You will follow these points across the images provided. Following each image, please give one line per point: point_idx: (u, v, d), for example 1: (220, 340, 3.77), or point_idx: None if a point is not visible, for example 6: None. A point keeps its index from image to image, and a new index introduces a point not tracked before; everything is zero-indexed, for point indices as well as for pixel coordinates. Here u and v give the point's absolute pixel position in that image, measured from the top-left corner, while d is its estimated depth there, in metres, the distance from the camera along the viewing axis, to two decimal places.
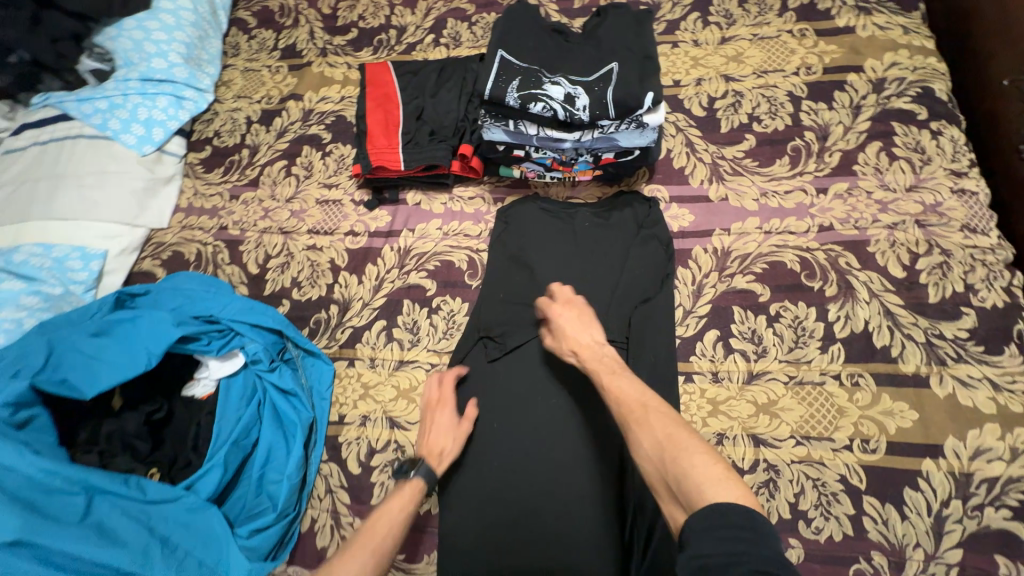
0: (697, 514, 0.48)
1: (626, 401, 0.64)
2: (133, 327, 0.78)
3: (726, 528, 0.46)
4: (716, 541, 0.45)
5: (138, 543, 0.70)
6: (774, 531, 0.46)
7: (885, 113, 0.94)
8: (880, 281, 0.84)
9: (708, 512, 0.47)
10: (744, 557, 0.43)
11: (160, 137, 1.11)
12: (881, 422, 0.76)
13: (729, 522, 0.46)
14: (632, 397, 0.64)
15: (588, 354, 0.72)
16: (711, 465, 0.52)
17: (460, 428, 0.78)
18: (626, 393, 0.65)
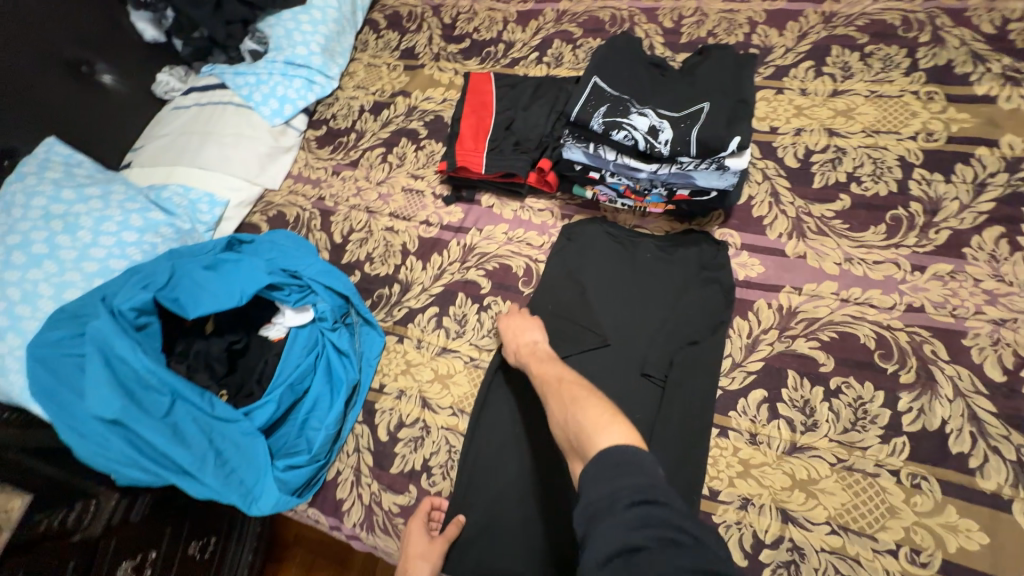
0: (590, 469, 0.58)
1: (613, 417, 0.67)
2: (235, 268, 0.91)
3: (612, 473, 0.56)
4: (604, 485, 0.56)
5: (198, 450, 0.82)
6: (649, 457, 0.57)
7: (1015, 196, 0.83)
8: (971, 380, 0.74)
9: (598, 463, 0.58)
10: (623, 494, 0.53)
11: (288, 113, 1.28)
12: (939, 536, 0.67)
13: (615, 466, 0.56)
14: (551, 376, 0.77)
15: (524, 350, 0.85)
16: (603, 414, 0.65)
17: (430, 549, 0.78)
18: (547, 372, 0.78)
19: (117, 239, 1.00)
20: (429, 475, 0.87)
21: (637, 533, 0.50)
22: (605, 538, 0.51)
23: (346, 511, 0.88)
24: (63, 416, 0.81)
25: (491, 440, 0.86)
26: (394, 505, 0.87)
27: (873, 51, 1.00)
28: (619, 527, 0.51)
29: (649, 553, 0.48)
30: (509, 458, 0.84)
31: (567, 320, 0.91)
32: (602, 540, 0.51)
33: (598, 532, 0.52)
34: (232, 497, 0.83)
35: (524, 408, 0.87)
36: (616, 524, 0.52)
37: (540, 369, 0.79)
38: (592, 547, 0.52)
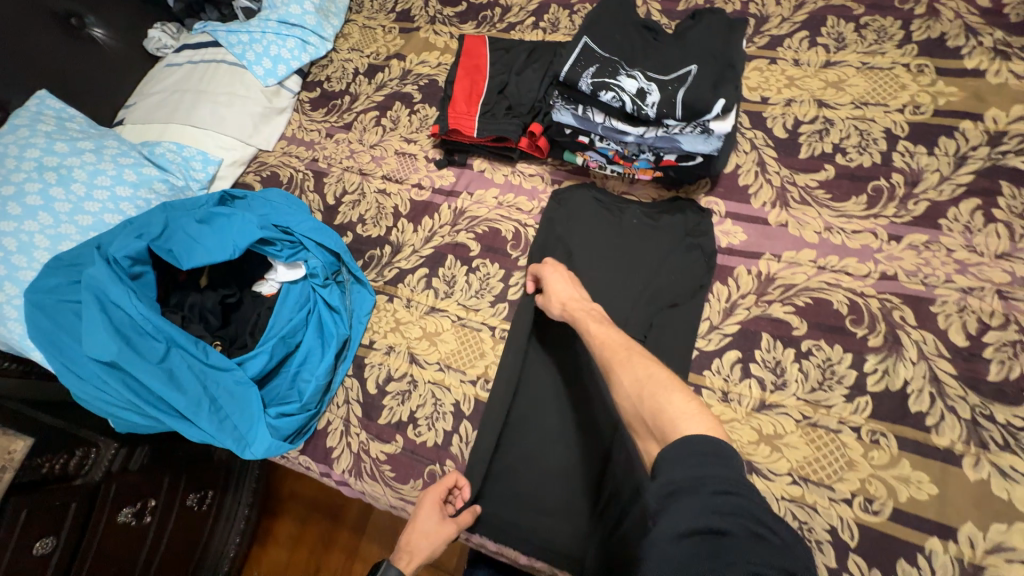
0: (671, 450, 0.56)
1: (620, 351, 0.73)
2: (227, 222, 0.93)
3: (694, 457, 0.54)
4: (685, 467, 0.54)
5: (193, 396, 0.85)
6: (736, 453, 0.55)
7: (994, 170, 0.85)
8: (936, 344, 0.77)
9: (682, 445, 0.55)
10: (709, 482, 0.51)
11: (282, 73, 1.27)
12: (892, 487, 0.71)
13: (697, 451, 0.54)
14: (615, 343, 0.75)
15: (574, 305, 0.83)
16: (687, 403, 0.62)
17: (439, 530, 0.79)
18: (610, 339, 0.76)
19: (111, 193, 1.01)
20: (415, 426, 0.91)
21: (722, 520, 0.49)
22: (681, 516, 0.50)
23: (336, 458, 0.92)
24: (64, 360, 0.85)
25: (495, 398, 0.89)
26: (382, 453, 0.91)
27: (869, 22, 1.00)
28: (703, 509, 0.50)
29: (732, 540, 0.47)
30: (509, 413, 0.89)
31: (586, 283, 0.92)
32: (678, 518, 0.50)
33: (676, 510, 0.51)
34: (226, 442, 0.87)
35: (557, 367, 0.91)
36: (697, 507, 0.50)
37: (599, 333, 0.77)
38: (664, 522, 0.51)
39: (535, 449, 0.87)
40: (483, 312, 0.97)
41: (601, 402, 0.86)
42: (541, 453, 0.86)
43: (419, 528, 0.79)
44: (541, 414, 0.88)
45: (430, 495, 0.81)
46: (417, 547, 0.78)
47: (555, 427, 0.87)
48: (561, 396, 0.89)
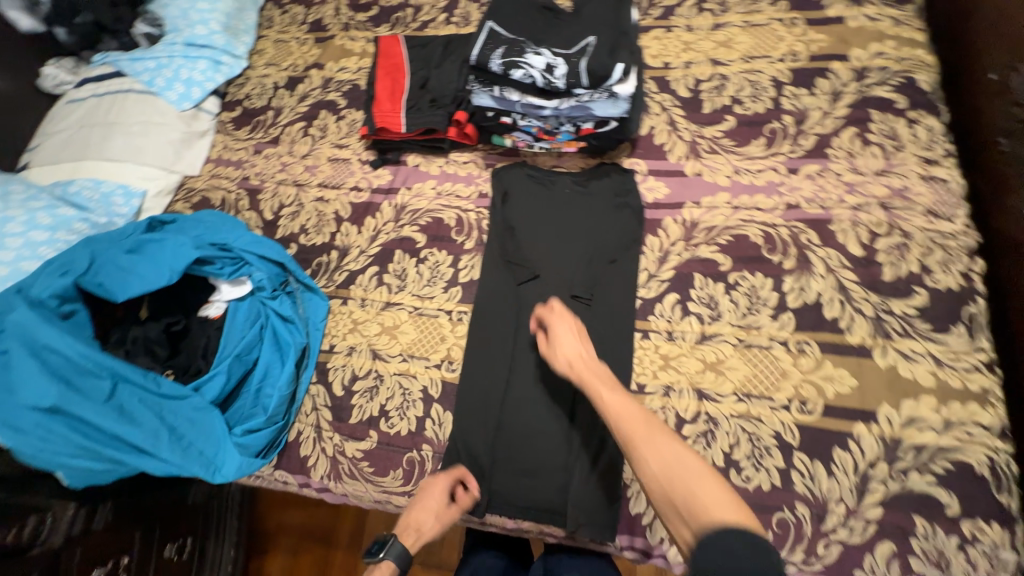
0: (706, 541, 0.56)
1: (633, 422, 0.70)
2: (160, 247, 0.91)
3: (728, 548, 0.54)
4: (721, 561, 0.54)
5: (150, 427, 0.84)
6: (771, 547, 0.54)
7: (865, 101, 0.97)
8: (838, 258, 0.87)
9: (715, 535, 0.56)
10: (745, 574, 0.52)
11: (197, 96, 1.24)
12: (820, 386, 0.80)
13: (733, 545, 0.55)
14: (631, 413, 0.72)
15: (580, 362, 0.80)
16: (718, 490, 0.61)
17: (444, 509, 0.84)
18: (623, 404, 0.73)
19: (25, 239, 0.95)
20: (387, 418, 0.92)
21: None
22: None
23: (312, 466, 0.92)
24: None
25: (471, 380, 0.92)
26: (358, 451, 0.91)
27: None
28: None
29: None
30: (483, 392, 0.91)
31: (543, 256, 0.97)
32: None
33: None
34: (194, 469, 0.85)
35: (528, 341, 0.93)
36: None
37: (612, 398, 0.74)
38: None
39: (517, 422, 0.88)
40: (437, 298, 1.00)
41: None
42: (525, 425, 0.88)
43: (424, 508, 0.84)
44: (521, 388, 0.90)
45: (441, 478, 0.85)
46: (422, 523, 0.83)
47: (535, 397, 0.89)
48: (537, 367, 0.91)
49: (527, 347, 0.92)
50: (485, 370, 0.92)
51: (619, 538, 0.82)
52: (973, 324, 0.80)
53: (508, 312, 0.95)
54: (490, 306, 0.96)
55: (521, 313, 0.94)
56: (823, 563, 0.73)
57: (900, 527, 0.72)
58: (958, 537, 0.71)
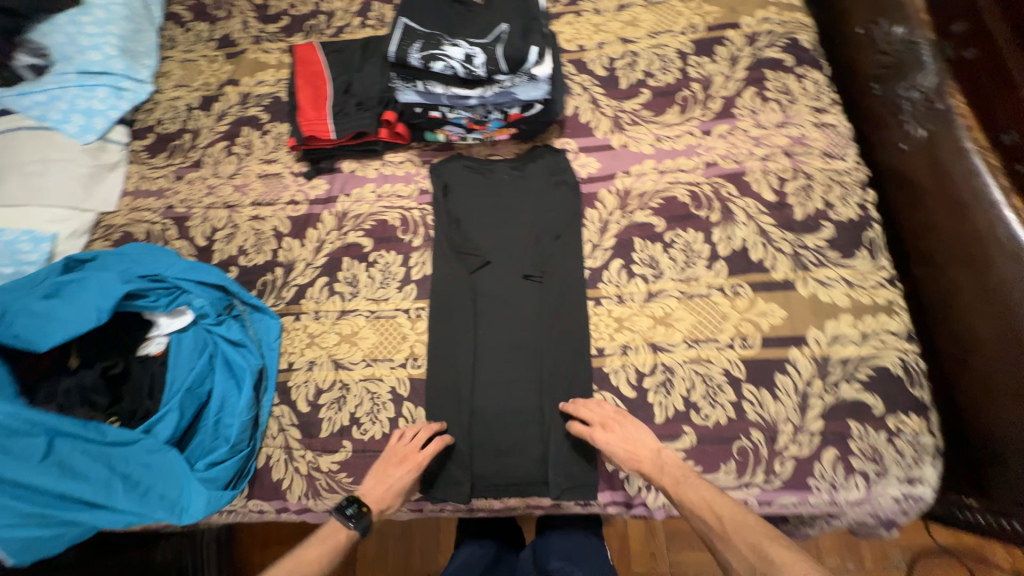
0: None
1: (709, 518, 0.72)
2: (81, 287, 0.85)
3: None
4: None
5: (99, 479, 0.80)
6: None
7: (759, 62, 1.06)
8: (756, 205, 0.96)
9: None
10: None
11: (101, 126, 1.16)
12: (756, 322, 0.88)
13: None
14: (706, 510, 0.73)
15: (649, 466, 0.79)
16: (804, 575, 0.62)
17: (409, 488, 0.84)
18: (696, 501, 0.74)
19: None
20: (359, 425, 0.91)
21: None
22: None
23: (288, 489, 0.89)
24: None
25: (438, 374, 0.93)
26: (333, 464, 0.89)
27: None
28: None
29: None
30: (452, 384, 0.92)
31: (492, 241, 0.99)
32: None
33: None
34: (157, 514, 0.81)
35: (489, 326, 0.95)
36: None
37: (682, 494, 0.75)
38: None
39: (491, 406, 0.90)
40: (393, 299, 0.99)
41: (525, 342, 0.93)
42: (499, 406, 0.90)
43: (394, 486, 0.82)
44: (488, 372, 0.92)
45: (417, 460, 0.83)
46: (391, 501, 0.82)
47: (505, 377, 0.92)
48: (502, 350, 0.93)
49: (489, 332, 0.94)
50: (451, 362, 0.93)
51: (602, 496, 0.87)
52: (873, 247, 0.91)
53: (465, 301, 0.96)
54: (446, 298, 0.97)
55: (478, 300, 0.96)
56: (781, 479, 0.81)
57: (838, 432, 0.81)
58: (885, 432, 0.81)
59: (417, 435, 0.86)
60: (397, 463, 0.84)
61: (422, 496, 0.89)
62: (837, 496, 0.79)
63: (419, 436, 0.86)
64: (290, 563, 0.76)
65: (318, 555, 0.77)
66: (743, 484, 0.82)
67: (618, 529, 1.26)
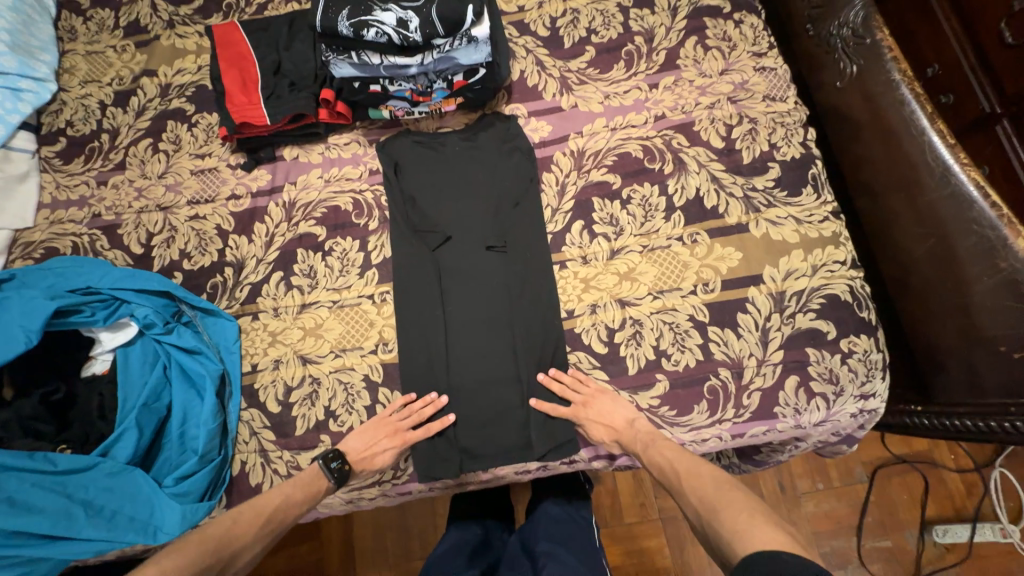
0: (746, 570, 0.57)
1: (666, 470, 0.77)
2: (3, 310, 0.78)
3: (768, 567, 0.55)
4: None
5: (57, 509, 0.74)
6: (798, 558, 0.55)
7: (697, 11, 1.06)
8: (706, 153, 0.97)
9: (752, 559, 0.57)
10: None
11: (1, 134, 1.04)
12: (716, 267, 0.91)
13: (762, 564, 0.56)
14: (668, 466, 0.77)
15: (626, 438, 0.83)
16: (750, 515, 0.64)
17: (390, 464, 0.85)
18: (662, 461, 0.78)
19: None
20: (335, 418, 0.89)
21: None
22: None
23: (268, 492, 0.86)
24: None
25: (412, 354, 0.91)
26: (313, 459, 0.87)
27: None
28: None
29: None
30: (427, 363, 0.91)
31: (450, 215, 0.97)
32: None
33: None
34: (128, 537, 0.77)
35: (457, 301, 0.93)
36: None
37: (652, 459, 0.79)
38: None
39: (469, 379, 0.90)
40: (355, 286, 0.96)
41: (496, 313, 0.92)
42: (477, 377, 0.90)
43: (378, 456, 0.84)
44: (461, 346, 0.91)
45: (403, 438, 0.84)
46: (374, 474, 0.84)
47: (479, 348, 0.91)
48: (473, 324, 0.92)
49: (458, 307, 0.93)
50: (423, 341, 0.92)
51: (585, 452, 0.90)
52: (817, 183, 0.95)
53: (430, 279, 0.94)
54: (410, 277, 0.95)
55: (442, 276, 0.94)
56: (750, 411, 0.85)
57: (798, 361, 0.86)
58: (840, 354, 0.86)
59: (410, 415, 0.86)
60: (386, 430, 0.85)
61: (413, 469, 0.89)
62: (802, 418, 0.85)
63: (411, 418, 0.86)
64: (277, 500, 0.77)
65: (301, 501, 0.79)
66: (715, 421, 0.85)
67: (608, 486, 1.30)
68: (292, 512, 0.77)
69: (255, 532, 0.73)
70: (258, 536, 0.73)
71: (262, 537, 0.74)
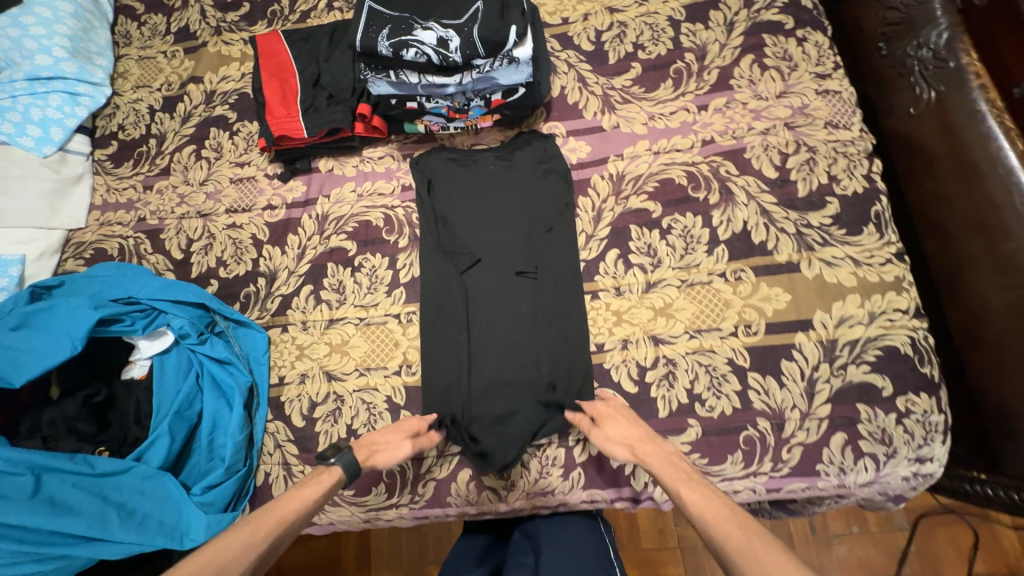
0: None
1: (722, 525, 0.64)
2: (51, 316, 0.81)
3: None
4: None
5: (93, 510, 0.77)
6: None
7: (756, 27, 0.99)
8: (756, 184, 0.91)
9: None
10: None
11: (60, 137, 1.08)
12: (760, 308, 0.85)
13: None
14: (719, 518, 0.65)
15: (649, 454, 0.75)
16: None
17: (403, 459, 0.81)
18: (715, 510, 0.66)
19: None
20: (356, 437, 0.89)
21: None
22: None
23: None
24: None
25: (436, 363, 0.91)
26: None
27: None
28: None
29: None
30: (451, 373, 0.90)
31: (482, 235, 0.95)
32: None
33: None
34: (157, 541, 0.79)
35: (483, 311, 0.91)
36: None
37: (701, 503, 0.67)
38: None
39: (490, 407, 0.87)
40: (382, 304, 0.95)
41: (523, 326, 0.90)
42: (498, 407, 0.87)
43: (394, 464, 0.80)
44: (484, 366, 0.89)
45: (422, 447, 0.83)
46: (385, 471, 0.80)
47: (503, 376, 0.88)
48: (498, 336, 0.90)
49: (486, 317, 0.91)
50: (448, 352, 0.91)
51: (607, 494, 0.85)
52: (880, 221, 0.86)
53: (458, 290, 0.92)
54: (438, 288, 0.94)
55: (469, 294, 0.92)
56: (788, 466, 0.79)
57: (848, 417, 0.79)
58: (895, 413, 0.79)
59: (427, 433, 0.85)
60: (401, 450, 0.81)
61: (431, 494, 0.87)
62: (846, 479, 0.78)
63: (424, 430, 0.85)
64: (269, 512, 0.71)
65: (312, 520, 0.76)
66: (749, 473, 0.80)
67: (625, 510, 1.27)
68: (296, 523, 0.71)
69: (244, 543, 0.66)
70: (250, 543, 0.66)
71: (257, 543, 0.66)
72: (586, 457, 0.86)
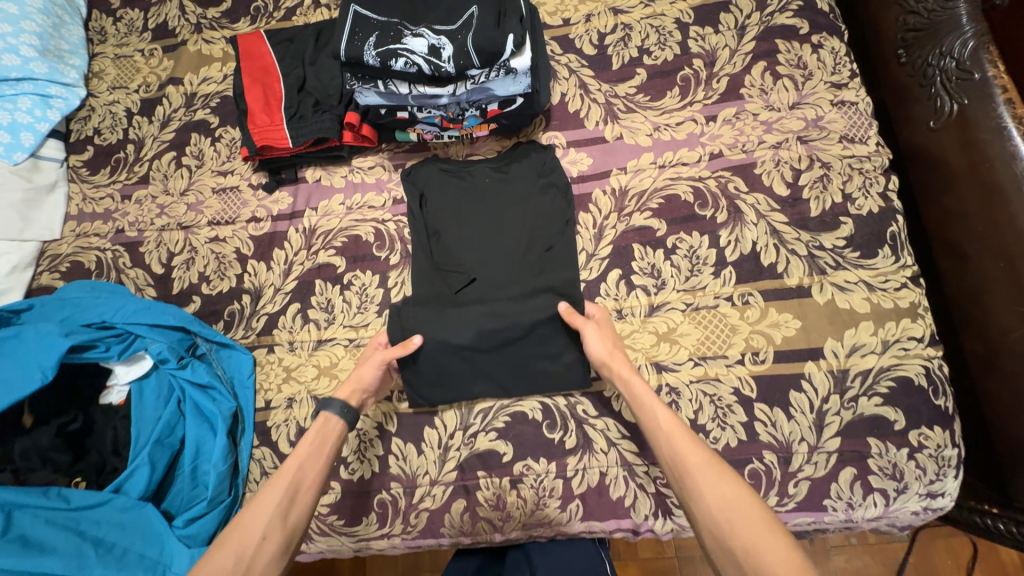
0: None
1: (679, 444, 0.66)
2: (20, 344, 0.77)
3: None
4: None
5: (69, 549, 0.73)
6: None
7: (769, 31, 0.93)
8: (766, 202, 0.86)
9: None
10: None
11: (31, 143, 1.02)
12: (768, 334, 0.81)
13: None
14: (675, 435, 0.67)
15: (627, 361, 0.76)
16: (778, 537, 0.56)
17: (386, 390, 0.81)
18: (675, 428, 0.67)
19: None
20: (346, 464, 0.86)
21: None
22: None
23: None
24: None
25: (423, 298, 0.88)
26: (324, 506, 0.85)
27: None
28: None
29: None
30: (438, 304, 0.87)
31: (480, 244, 0.90)
32: None
33: None
34: None
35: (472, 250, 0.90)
36: None
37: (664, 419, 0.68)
38: None
39: (486, 343, 0.83)
40: (373, 325, 0.91)
41: (512, 256, 0.89)
42: (505, 357, 0.84)
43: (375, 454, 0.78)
44: (472, 289, 0.88)
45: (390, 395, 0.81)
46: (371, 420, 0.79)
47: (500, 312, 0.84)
48: (486, 266, 0.89)
49: (475, 250, 0.90)
50: (437, 292, 0.88)
51: (607, 525, 0.82)
52: (896, 243, 0.82)
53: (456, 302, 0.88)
54: (424, 230, 0.92)
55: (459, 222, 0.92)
56: (795, 501, 0.76)
57: (857, 451, 0.76)
58: (907, 448, 0.76)
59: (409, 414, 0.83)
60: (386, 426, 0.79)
61: (423, 525, 0.83)
62: (854, 514, 0.75)
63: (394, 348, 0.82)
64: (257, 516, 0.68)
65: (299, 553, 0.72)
66: None
67: None
68: (310, 472, 0.73)
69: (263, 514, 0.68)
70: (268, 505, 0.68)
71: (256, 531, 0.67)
72: (585, 488, 0.82)
